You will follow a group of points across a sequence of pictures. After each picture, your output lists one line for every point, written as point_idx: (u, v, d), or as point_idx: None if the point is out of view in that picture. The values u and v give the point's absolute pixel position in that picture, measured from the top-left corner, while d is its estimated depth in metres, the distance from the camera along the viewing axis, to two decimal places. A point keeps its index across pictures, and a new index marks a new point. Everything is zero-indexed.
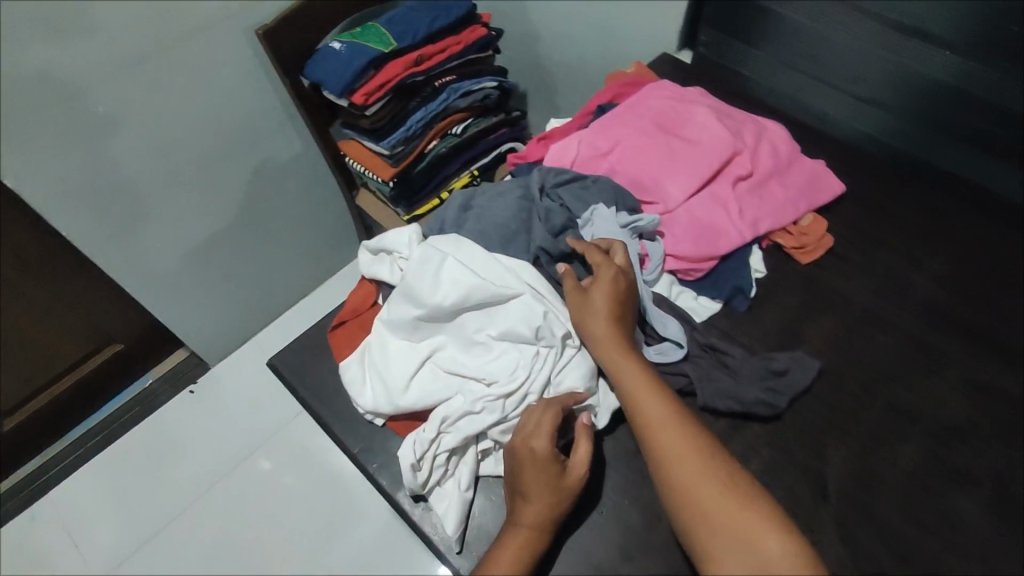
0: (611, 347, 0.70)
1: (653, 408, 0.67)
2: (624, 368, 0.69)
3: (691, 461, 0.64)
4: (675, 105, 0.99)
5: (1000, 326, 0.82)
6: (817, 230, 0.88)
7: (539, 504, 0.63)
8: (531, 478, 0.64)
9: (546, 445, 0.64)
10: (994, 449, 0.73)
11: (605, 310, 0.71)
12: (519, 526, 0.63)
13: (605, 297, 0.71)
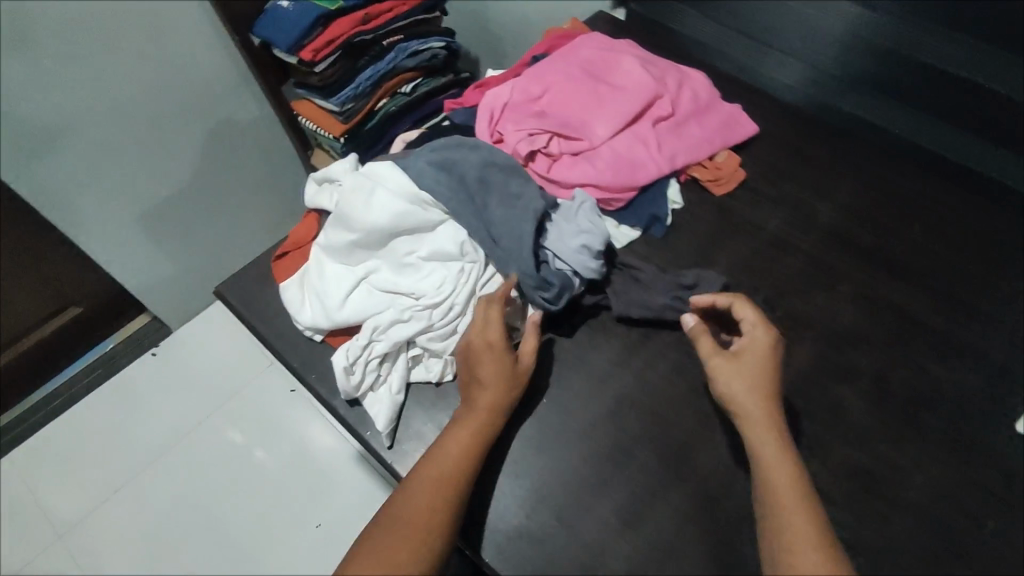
0: (750, 399, 0.64)
1: (781, 466, 0.61)
2: (761, 422, 0.63)
3: (802, 517, 0.57)
4: (602, 54, 1.05)
5: (891, 245, 0.91)
6: (731, 164, 0.97)
7: (494, 390, 0.71)
8: (487, 367, 0.71)
9: (500, 334, 0.72)
10: (875, 350, 0.82)
11: (759, 381, 0.65)
12: (474, 411, 0.70)
13: (759, 359, 0.66)
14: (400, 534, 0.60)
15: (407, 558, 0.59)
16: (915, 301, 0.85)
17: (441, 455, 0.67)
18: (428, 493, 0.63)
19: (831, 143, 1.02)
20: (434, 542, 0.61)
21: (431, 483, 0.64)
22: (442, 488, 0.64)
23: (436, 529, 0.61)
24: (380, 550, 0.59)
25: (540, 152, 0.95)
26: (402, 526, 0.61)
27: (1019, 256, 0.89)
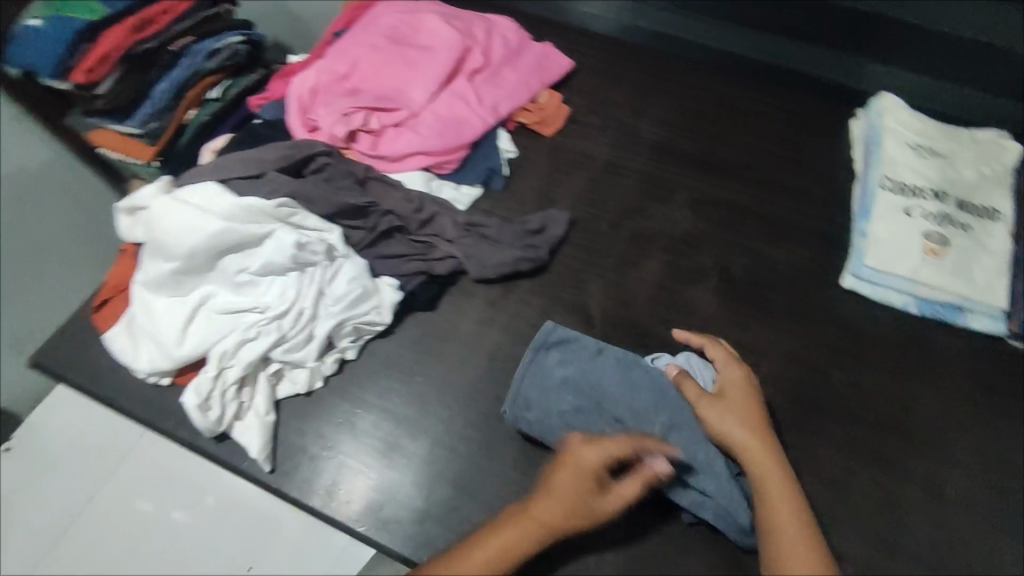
0: (745, 435, 0.66)
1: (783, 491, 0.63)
2: (761, 451, 0.65)
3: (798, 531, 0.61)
4: (403, 17, 1.00)
5: (713, 147, 0.96)
6: (553, 103, 0.97)
7: (558, 498, 0.62)
8: (566, 470, 0.63)
9: (586, 488, 0.62)
10: (717, 247, 0.87)
11: (744, 410, 0.68)
12: (533, 510, 0.62)
13: (741, 391, 0.70)
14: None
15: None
16: (742, 195, 0.92)
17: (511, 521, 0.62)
18: (487, 552, 0.61)
19: (640, 61, 1.05)
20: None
21: (497, 544, 0.61)
22: (499, 561, 0.60)
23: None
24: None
25: (361, 131, 0.91)
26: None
27: (819, 132, 0.98)
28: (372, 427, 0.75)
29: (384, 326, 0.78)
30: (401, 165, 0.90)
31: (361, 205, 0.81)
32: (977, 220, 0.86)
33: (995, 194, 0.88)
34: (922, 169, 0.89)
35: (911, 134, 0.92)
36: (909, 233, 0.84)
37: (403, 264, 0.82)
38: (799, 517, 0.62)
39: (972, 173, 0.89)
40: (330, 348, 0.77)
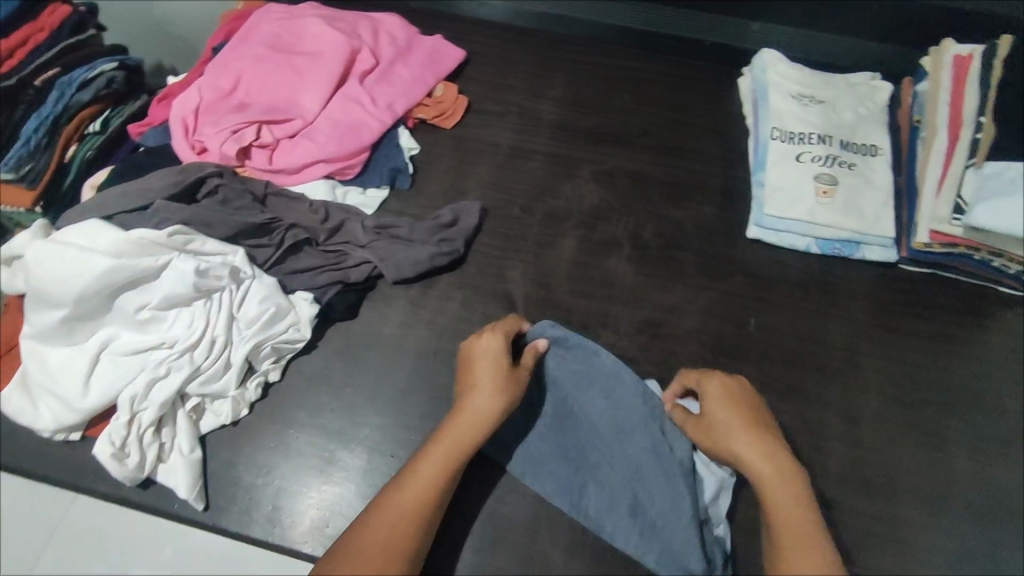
0: (735, 445, 0.63)
1: (783, 496, 0.59)
2: (756, 457, 0.61)
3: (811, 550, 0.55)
4: (283, 24, 0.97)
5: (612, 119, 0.98)
6: (450, 95, 0.97)
7: (482, 398, 0.65)
8: (476, 368, 0.68)
9: (497, 368, 0.67)
10: (627, 216, 0.89)
11: (736, 425, 0.64)
12: (461, 411, 0.65)
13: (726, 407, 0.65)
14: (386, 516, 0.58)
15: (388, 541, 0.57)
16: (645, 162, 0.94)
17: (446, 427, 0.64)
18: (432, 464, 0.61)
19: (531, 43, 1.06)
20: (421, 529, 0.59)
21: (438, 452, 0.62)
22: (443, 469, 0.61)
23: (426, 513, 0.59)
24: (367, 530, 0.57)
25: (254, 146, 0.88)
26: (395, 502, 0.59)
27: (710, 94, 1.02)
28: (306, 445, 0.73)
29: (305, 340, 0.75)
30: (301, 176, 0.88)
31: (261, 222, 0.79)
32: (861, 158, 0.90)
33: (874, 131, 0.92)
34: (806, 117, 0.92)
35: (792, 84, 0.95)
36: (801, 177, 0.88)
37: (318, 277, 0.79)
38: (805, 522, 0.57)
39: (851, 115, 0.93)
40: (252, 373, 0.74)
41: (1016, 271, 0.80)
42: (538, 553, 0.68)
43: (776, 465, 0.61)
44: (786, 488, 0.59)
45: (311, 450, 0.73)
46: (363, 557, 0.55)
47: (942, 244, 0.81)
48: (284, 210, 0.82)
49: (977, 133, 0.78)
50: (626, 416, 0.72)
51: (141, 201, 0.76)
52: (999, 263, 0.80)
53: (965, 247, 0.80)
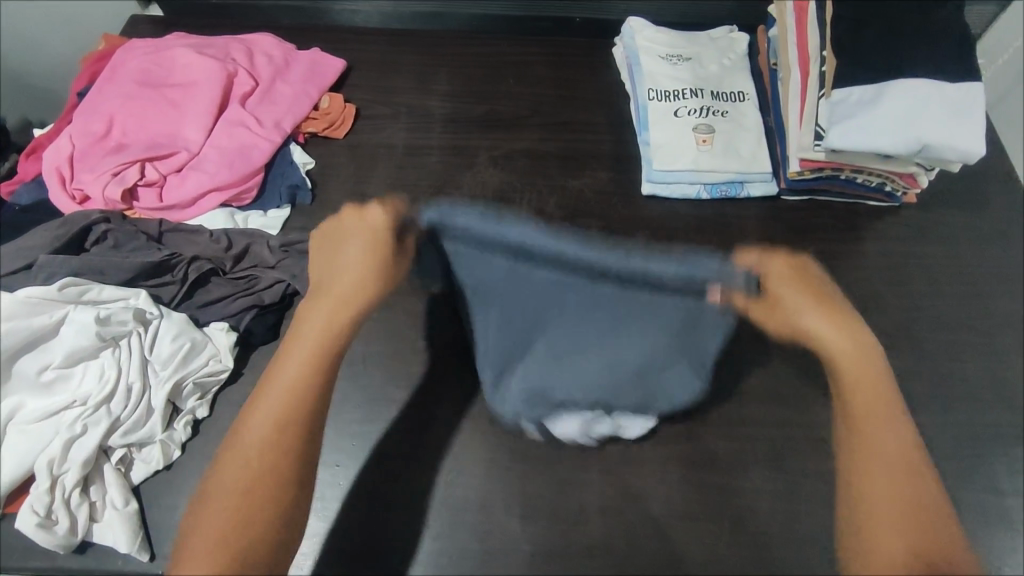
0: (838, 331, 0.72)
1: (887, 435, 0.65)
2: (859, 392, 0.69)
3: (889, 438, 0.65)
4: (150, 58, 0.94)
5: (501, 104, 1.01)
6: (336, 105, 0.97)
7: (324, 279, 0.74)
8: (339, 259, 0.75)
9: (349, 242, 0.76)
10: (530, 192, 0.93)
11: (833, 327, 0.73)
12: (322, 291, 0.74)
13: (808, 288, 0.76)
14: (260, 425, 0.62)
15: (262, 445, 0.61)
16: (539, 140, 0.98)
17: (297, 337, 0.69)
18: (276, 397, 0.64)
19: (411, 42, 1.07)
20: (279, 471, 0.61)
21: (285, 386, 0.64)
22: (291, 389, 0.64)
23: (286, 432, 0.62)
24: (246, 440, 0.62)
25: (139, 186, 0.85)
26: (255, 433, 0.62)
27: (588, 67, 1.06)
28: None
29: (229, 369, 0.75)
30: (196, 208, 0.86)
31: (161, 259, 0.77)
32: (731, 104, 0.97)
33: (740, 78, 0.99)
34: (677, 75, 0.98)
35: (660, 46, 1.00)
36: (681, 131, 0.94)
37: (231, 304, 0.78)
38: (891, 420, 0.66)
39: (717, 67, 1.00)
40: (177, 413, 0.73)
41: (877, 183, 0.89)
42: (495, 525, 0.71)
43: (875, 387, 0.69)
44: (883, 417, 0.66)
45: None
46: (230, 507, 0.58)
47: (811, 170, 0.88)
48: (183, 244, 0.80)
49: (823, 68, 0.85)
50: (508, 264, 0.78)
51: (22, 261, 0.72)
52: (862, 179, 0.89)
53: (830, 169, 0.88)
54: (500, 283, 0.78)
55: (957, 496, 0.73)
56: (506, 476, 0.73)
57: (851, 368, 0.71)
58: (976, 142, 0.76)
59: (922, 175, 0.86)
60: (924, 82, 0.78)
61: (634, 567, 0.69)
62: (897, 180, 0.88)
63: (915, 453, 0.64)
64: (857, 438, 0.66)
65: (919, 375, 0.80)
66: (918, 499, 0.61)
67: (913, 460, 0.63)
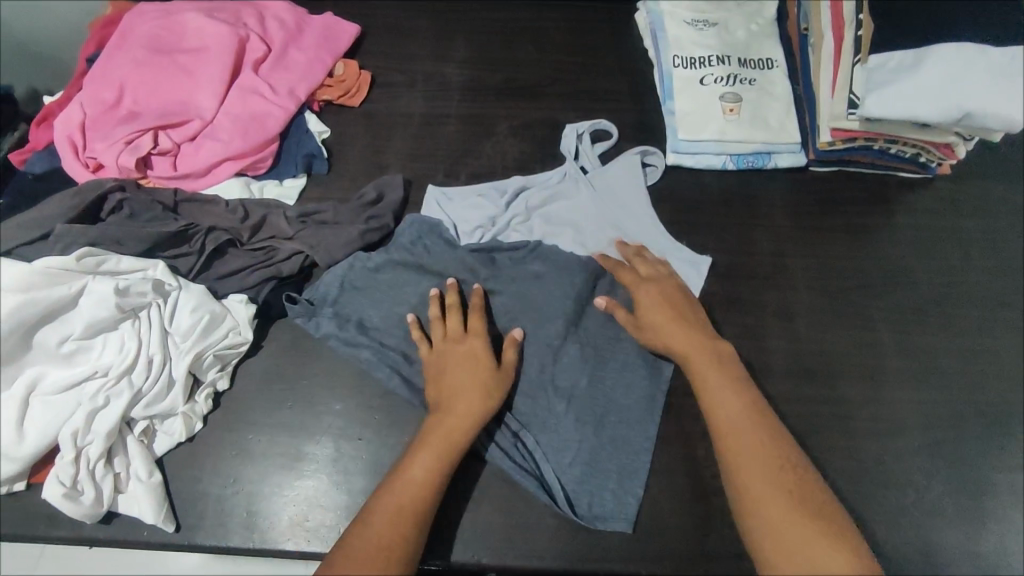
0: (710, 380, 0.68)
1: (732, 417, 0.65)
2: (715, 405, 0.66)
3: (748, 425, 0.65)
4: (161, 22, 0.91)
5: (521, 71, 0.98)
6: (352, 72, 0.94)
7: (436, 374, 0.70)
8: (470, 384, 0.69)
9: (474, 359, 0.70)
10: (550, 163, 0.91)
11: (671, 337, 0.72)
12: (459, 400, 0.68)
13: (670, 326, 0.72)
14: (384, 524, 0.60)
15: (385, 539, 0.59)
16: (558, 110, 0.95)
17: (421, 458, 0.65)
18: (422, 460, 0.64)
19: (426, 7, 1.04)
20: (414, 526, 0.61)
21: (426, 447, 0.65)
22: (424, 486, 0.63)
23: (409, 534, 0.60)
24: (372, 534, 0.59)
25: (153, 155, 0.84)
26: (387, 521, 0.60)
27: (611, 33, 1.03)
28: (269, 445, 0.72)
29: (249, 341, 0.74)
30: (210, 178, 0.84)
31: (179, 229, 0.75)
32: (760, 72, 0.94)
33: (769, 45, 0.96)
34: (703, 41, 0.95)
35: (685, 12, 0.97)
36: (707, 99, 0.91)
37: (249, 276, 0.77)
38: (740, 395, 0.67)
39: (745, 33, 0.96)
40: (198, 385, 0.72)
41: (912, 154, 0.86)
42: (518, 499, 0.70)
43: (731, 395, 0.66)
44: (749, 431, 0.64)
45: (276, 450, 0.71)
46: (371, 543, 0.59)
47: (843, 140, 0.85)
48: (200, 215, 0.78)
49: (858, 31, 0.82)
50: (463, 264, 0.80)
51: (40, 229, 0.71)
52: (895, 149, 0.86)
53: (864, 139, 0.85)
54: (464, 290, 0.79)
55: (987, 475, 0.72)
56: (528, 454, 0.71)
57: (721, 389, 0.67)
58: (1017, 111, 0.72)
59: (960, 145, 0.83)
60: (966, 48, 0.73)
61: (657, 541, 0.69)
62: (933, 151, 0.85)
63: (787, 470, 0.62)
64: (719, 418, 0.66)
65: (947, 352, 0.79)
66: (796, 488, 0.60)
67: (781, 461, 0.62)
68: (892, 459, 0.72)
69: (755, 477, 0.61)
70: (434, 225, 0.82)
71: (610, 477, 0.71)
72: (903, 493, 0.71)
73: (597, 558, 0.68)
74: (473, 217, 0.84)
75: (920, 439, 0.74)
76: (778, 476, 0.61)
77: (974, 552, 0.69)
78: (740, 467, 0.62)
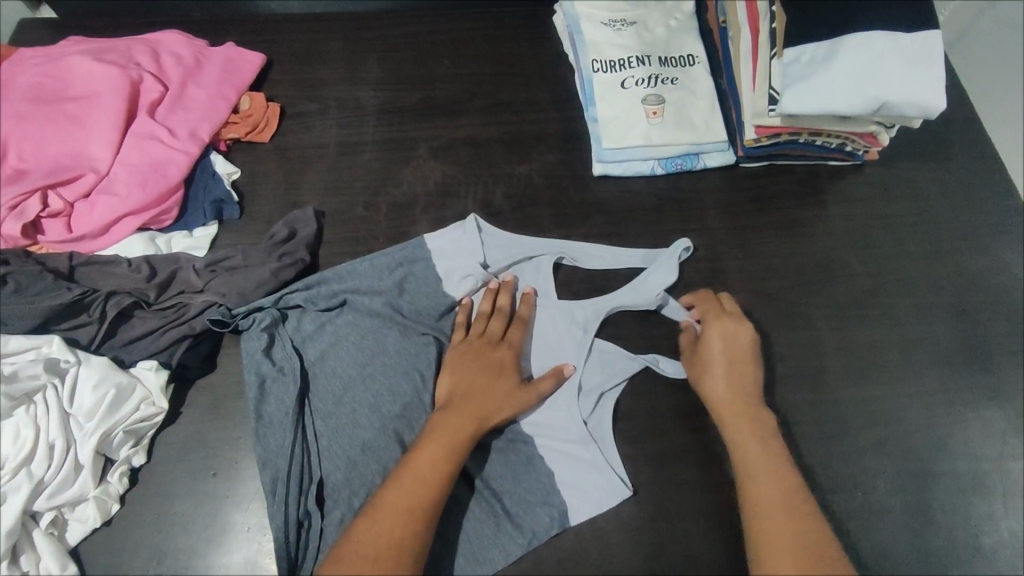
0: (740, 435, 0.69)
1: (763, 483, 0.65)
2: (751, 476, 0.66)
3: (769, 484, 0.65)
4: (41, 69, 0.84)
5: (439, 88, 0.94)
6: (258, 106, 0.89)
7: (462, 373, 0.71)
8: (472, 368, 0.71)
9: (480, 346, 0.73)
10: (475, 183, 0.87)
11: (724, 370, 0.72)
12: (458, 388, 0.70)
13: (729, 362, 0.72)
14: (381, 532, 0.59)
15: (372, 558, 0.57)
16: (481, 125, 0.92)
17: (422, 456, 0.63)
18: (433, 446, 0.64)
19: (335, 26, 0.99)
20: (422, 520, 0.60)
21: (437, 440, 0.65)
22: (425, 485, 0.62)
23: (406, 550, 0.58)
24: (359, 546, 0.58)
25: (43, 217, 0.78)
26: (377, 530, 0.59)
27: (530, 38, 0.99)
28: (195, 519, 0.68)
29: (163, 411, 0.69)
30: (111, 236, 0.79)
31: (72, 298, 0.70)
32: (682, 70, 0.91)
33: (689, 39, 0.93)
34: (622, 42, 0.92)
35: (602, 13, 0.94)
36: (629, 103, 0.88)
37: (158, 339, 0.71)
38: (767, 445, 0.67)
39: (664, 30, 0.94)
40: (110, 464, 0.67)
41: (838, 145, 0.85)
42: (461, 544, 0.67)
43: (774, 473, 0.65)
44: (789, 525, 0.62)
45: (203, 523, 0.68)
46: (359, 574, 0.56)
47: (768, 136, 0.83)
48: (99, 279, 0.74)
49: (771, 24, 0.80)
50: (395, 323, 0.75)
51: None
52: (821, 141, 0.85)
53: (789, 134, 0.83)
54: (396, 356, 0.73)
55: (934, 468, 0.72)
56: (456, 501, 0.68)
57: (751, 438, 0.68)
58: (936, 96, 0.72)
59: (883, 134, 0.83)
60: (877, 36, 0.74)
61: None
62: (858, 140, 0.84)
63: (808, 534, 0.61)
64: (749, 475, 0.66)
65: (888, 344, 0.78)
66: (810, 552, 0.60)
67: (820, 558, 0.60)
68: (839, 461, 0.71)
69: (774, 537, 0.61)
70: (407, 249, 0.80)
71: (538, 513, 0.68)
72: (854, 496, 0.70)
73: None
74: (464, 266, 0.78)
75: (868, 437, 0.73)
76: (796, 535, 0.61)
77: (924, 548, 0.68)
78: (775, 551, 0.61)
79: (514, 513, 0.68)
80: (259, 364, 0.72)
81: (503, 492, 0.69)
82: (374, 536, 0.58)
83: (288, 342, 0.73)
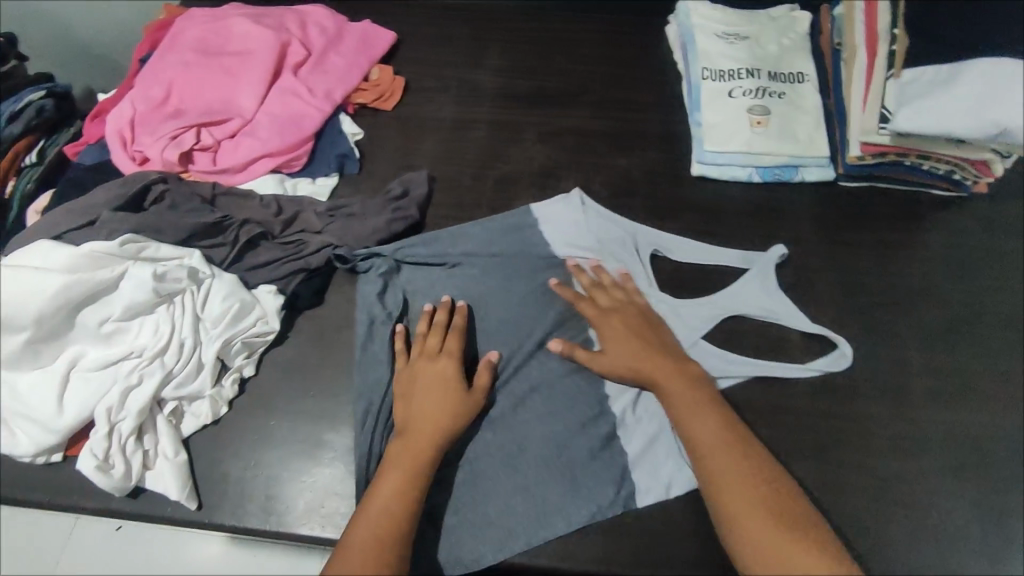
0: (689, 417, 0.67)
1: (722, 467, 0.63)
2: (706, 460, 0.64)
3: (726, 462, 0.63)
4: (208, 26, 0.96)
5: (551, 80, 1.00)
6: (386, 77, 0.98)
7: (405, 401, 0.71)
8: (413, 396, 0.71)
9: (417, 376, 0.72)
10: (577, 169, 0.92)
11: (631, 353, 0.72)
12: (408, 408, 0.70)
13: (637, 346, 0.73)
14: (382, 510, 0.62)
15: (376, 534, 0.60)
16: (587, 118, 0.96)
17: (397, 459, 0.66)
18: (421, 441, 0.67)
19: (463, 16, 1.07)
20: (419, 501, 0.64)
21: (417, 437, 0.67)
22: (411, 474, 0.65)
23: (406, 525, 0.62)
24: (366, 520, 0.61)
25: (195, 150, 0.88)
26: (380, 506, 0.62)
27: (642, 44, 1.04)
28: (291, 433, 0.74)
29: (276, 331, 0.76)
30: (247, 173, 0.88)
31: (214, 221, 0.79)
32: (791, 86, 0.93)
33: (801, 58, 0.96)
34: (734, 54, 0.95)
35: (717, 25, 0.97)
36: (735, 111, 0.91)
37: (278, 268, 0.79)
38: (712, 424, 0.66)
39: (776, 47, 0.96)
40: (225, 370, 0.75)
41: (945, 171, 0.85)
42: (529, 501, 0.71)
43: (735, 462, 0.63)
44: (750, 505, 0.60)
45: (298, 437, 0.74)
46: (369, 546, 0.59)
47: (873, 155, 0.85)
48: (235, 209, 0.82)
49: (892, 46, 0.81)
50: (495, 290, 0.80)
51: (90, 210, 0.76)
52: (928, 166, 0.85)
53: (895, 154, 0.84)
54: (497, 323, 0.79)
55: (1014, 500, 0.70)
56: (533, 461, 0.72)
57: (696, 419, 0.66)
58: None
59: (996, 163, 0.82)
60: (1004, 62, 0.73)
61: (667, 551, 0.68)
62: (967, 168, 0.84)
63: (779, 519, 0.59)
64: (703, 460, 0.64)
65: (976, 372, 0.77)
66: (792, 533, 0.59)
67: (797, 536, 0.58)
68: (913, 478, 0.71)
69: (746, 522, 0.60)
70: (517, 224, 0.85)
71: (607, 488, 0.71)
72: (925, 515, 0.69)
73: (607, 562, 0.68)
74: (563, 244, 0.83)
75: (946, 460, 0.72)
76: (767, 517, 0.59)
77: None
78: (756, 543, 0.59)
79: (584, 484, 0.71)
80: (371, 306, 0.78)
81: (575, 462, 0.72)
82: (385, 521, 0.61)
83: (399, 291, 0.80)
